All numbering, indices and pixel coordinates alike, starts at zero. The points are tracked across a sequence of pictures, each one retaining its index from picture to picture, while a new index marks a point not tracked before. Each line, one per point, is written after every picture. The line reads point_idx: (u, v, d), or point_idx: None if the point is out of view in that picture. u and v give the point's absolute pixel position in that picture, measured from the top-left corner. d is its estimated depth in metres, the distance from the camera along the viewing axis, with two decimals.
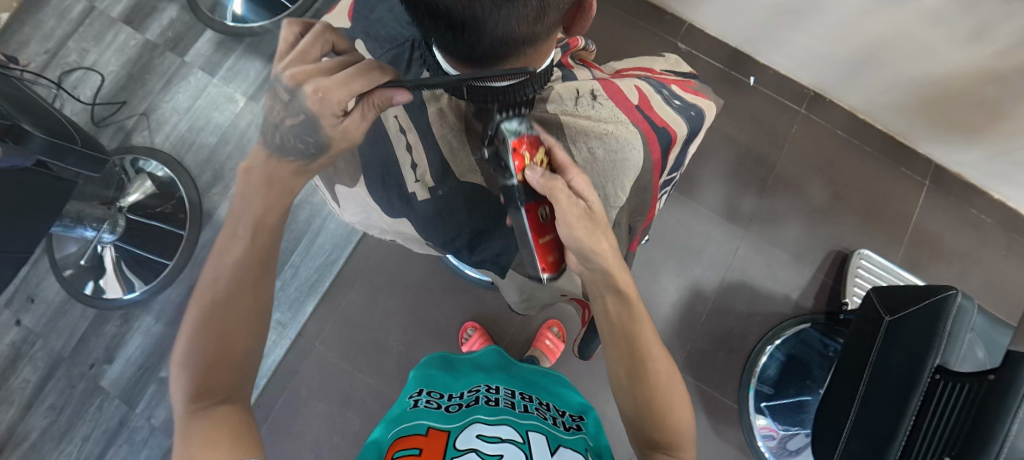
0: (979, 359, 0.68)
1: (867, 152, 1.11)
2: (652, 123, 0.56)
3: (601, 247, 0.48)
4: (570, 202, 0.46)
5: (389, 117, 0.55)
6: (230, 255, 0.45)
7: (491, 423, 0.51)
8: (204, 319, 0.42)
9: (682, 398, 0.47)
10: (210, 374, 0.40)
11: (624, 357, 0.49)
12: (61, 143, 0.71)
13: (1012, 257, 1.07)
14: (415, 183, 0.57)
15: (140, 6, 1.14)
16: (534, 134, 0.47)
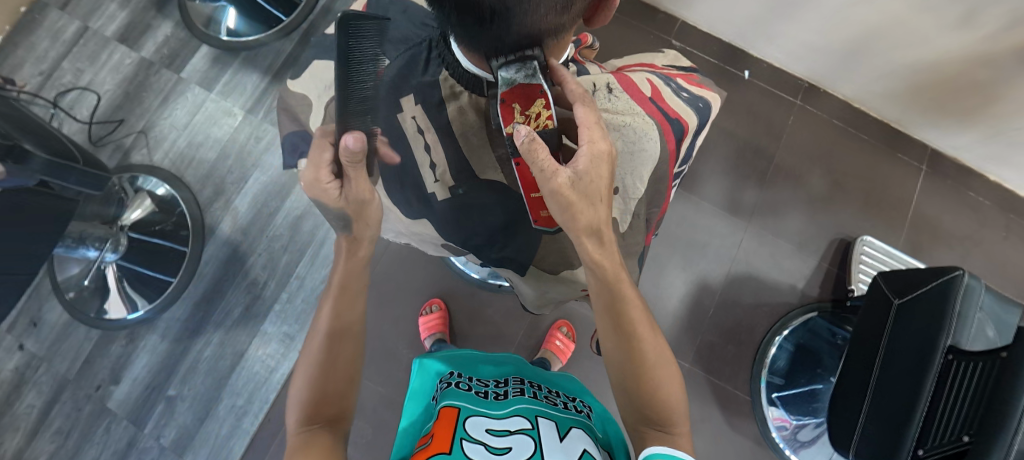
0: (988, 338, 0.69)
1: (863, 140, 1.12)
2: (665, 115, 0.57)
3: (578, 225, 0.47)
4: (548, 166, 0.44)
5: (406, 117, 0.54)
6: (334, 301, 0.51)
7: (501, 416, 0.49)
8: (319, 357, 0.47)
9: (672, 377, 0.49)
10: (322, 403, 0.45)
11: (615, 346, 0.50)
12: (62, 163, 0.70)
13: (1012, 238, 1.08)
14: (434, 184, 0.57)
15: (134, 25, 1.14)
16: (539, 85, 0.41)
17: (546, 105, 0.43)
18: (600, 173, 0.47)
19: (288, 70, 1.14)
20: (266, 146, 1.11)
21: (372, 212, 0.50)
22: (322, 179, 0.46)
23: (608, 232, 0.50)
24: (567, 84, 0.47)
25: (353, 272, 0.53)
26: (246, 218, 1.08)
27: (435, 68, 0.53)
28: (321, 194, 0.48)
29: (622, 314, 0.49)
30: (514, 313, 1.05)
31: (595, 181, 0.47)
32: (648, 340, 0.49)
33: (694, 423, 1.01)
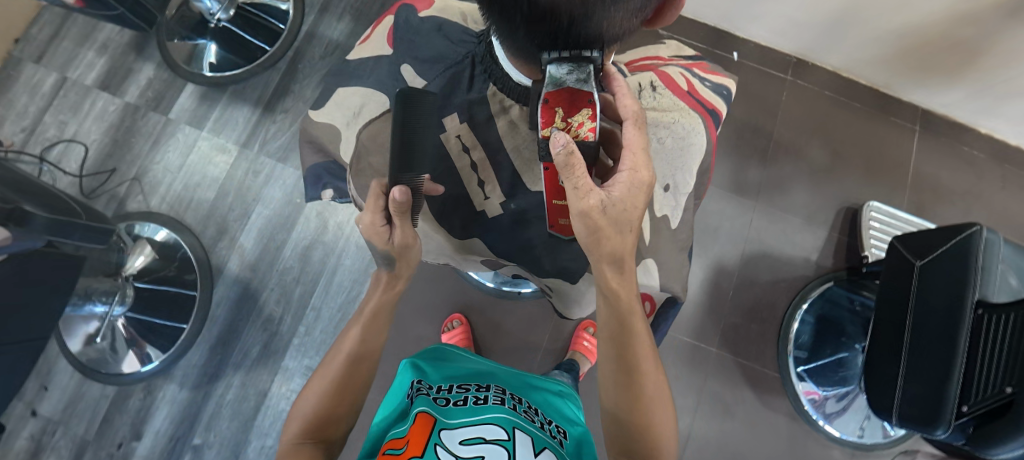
0: (1013, 287, 0.71)
1: (857, 108, 1.14)
2: (703, 108, 0.56)
3: (601, 251, 0.45)
4: (583, 185, 0.41)
5: (450, 137, 0.49)
6: (359, 327, 0.54)
7: (477, 422, 0.50)
8: (336, 375, 0.51)
9: (666, 417, 0.51)
10: (324, 418, 0.49)
11: (617, 380, 0.50)
12: (67, 219, 0.67)
13: (1009, 188, 1.11)
14: (483, 202, 0.52)
15: (115, 70, 1.12)
16: (590, 93, 0.39)
17: (591, 116, 0.40)
18: (634, 202, 0.45)
19: (278, 100, 1.13)
20: (265, 179, 1.09)
21: (414, 256, 0.49)
22: (375, 225, 0.45)
23: (630, 262, 0.47)
24: (620, 99, 0.46)
25: (385, 307, 0.55)
26: (253, 254, 1.06)
27: (481, 84, 0.49)
28: (371, 236, 0.46)
29: (626, 349, 0.49)
30: (537, 319, 1.05)
31: (629, 209, 0.45)
32: (649, 379, 0.50)
33: (728, 406, 1.01)
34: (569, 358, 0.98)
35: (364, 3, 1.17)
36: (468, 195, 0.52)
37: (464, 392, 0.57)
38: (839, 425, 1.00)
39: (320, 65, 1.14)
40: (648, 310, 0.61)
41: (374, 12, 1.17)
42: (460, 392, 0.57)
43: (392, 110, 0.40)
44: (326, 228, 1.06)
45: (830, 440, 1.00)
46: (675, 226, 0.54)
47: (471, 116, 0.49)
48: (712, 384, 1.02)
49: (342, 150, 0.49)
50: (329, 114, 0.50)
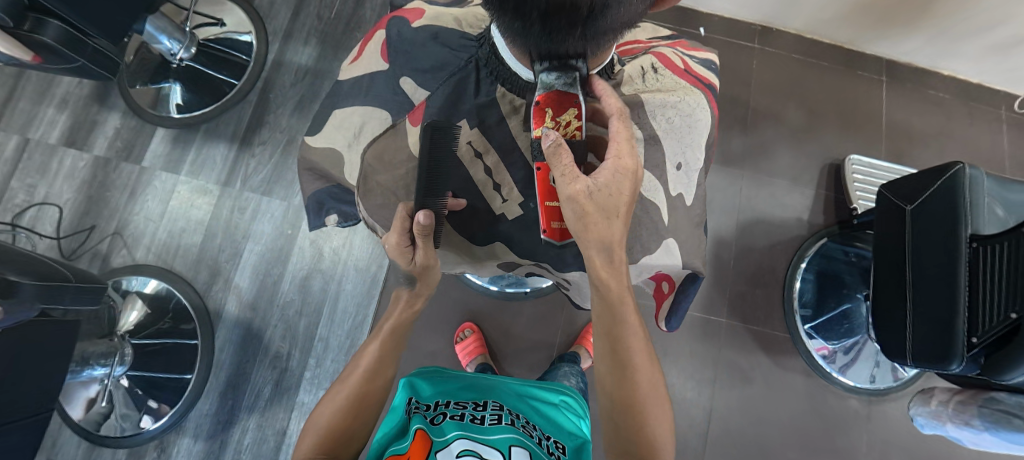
0: (999, 217, 0.74)
1: (825, 66, 1.17)
2: (702, 83, 0.57)
3: (588, 237, 0.44)
4: (569, 172, 0.41)
5: (462, 144, 0.47)
6: (378, 345, 0.54)
7: (476, 441, 0.53)
8: (352, 391, 0.51)
9: (660, 412, 0.51)
10: (338, 435, 0.49)
11: (612, 373, 0.51)
12: (57, 284, 0.64)
13: (976, 123, 1.15)
14: (502, 206, 0.49)
15: (79, 125, 1.08)
16: (574, 95, 0.39)
17: (577, 115, 0.40)
18: (620, 187, 0.44)
19: (254, 132, 1.10)
20: (252, 215, 1.06)
21: (434, 276, 0.51)
22: (401, 246, 0.46)
23: (620, 252, 0.47)
24: (605, 99, 0.44)
25: (404, 326, 0.55)
26: (251, 293, 1.03)
27: (488, 86, 0.45)
28: (396, 256, 0.48)
29: (620, 340, 0.50)
30: (547, 316, 1.05)
31: (615, 193, 0.44)
32: (643, 373, 0.51)
33: (745, 373, 1.03)
34: (573, 351, 0.99)
35: (328, 25, 1.16)
36: (486, 200, 0.49)
37: (460, 408, 0.60)
38: (853, 376, 1.02)
39: (292, 92, 1.12)
40: (667, 290, 0.61)
41: (339, 32, 1.16)
42: (457, 408, 0.59)
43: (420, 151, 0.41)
44: (322, 256, 1.05)
45: (846, 390, 1.02)
46: (689, 203, 0.55)
47: (482, 120, 0.46)
48: (727, 354, 1.04)
49: (348, 175, 0.48)
50: (329, 139, 0.48)
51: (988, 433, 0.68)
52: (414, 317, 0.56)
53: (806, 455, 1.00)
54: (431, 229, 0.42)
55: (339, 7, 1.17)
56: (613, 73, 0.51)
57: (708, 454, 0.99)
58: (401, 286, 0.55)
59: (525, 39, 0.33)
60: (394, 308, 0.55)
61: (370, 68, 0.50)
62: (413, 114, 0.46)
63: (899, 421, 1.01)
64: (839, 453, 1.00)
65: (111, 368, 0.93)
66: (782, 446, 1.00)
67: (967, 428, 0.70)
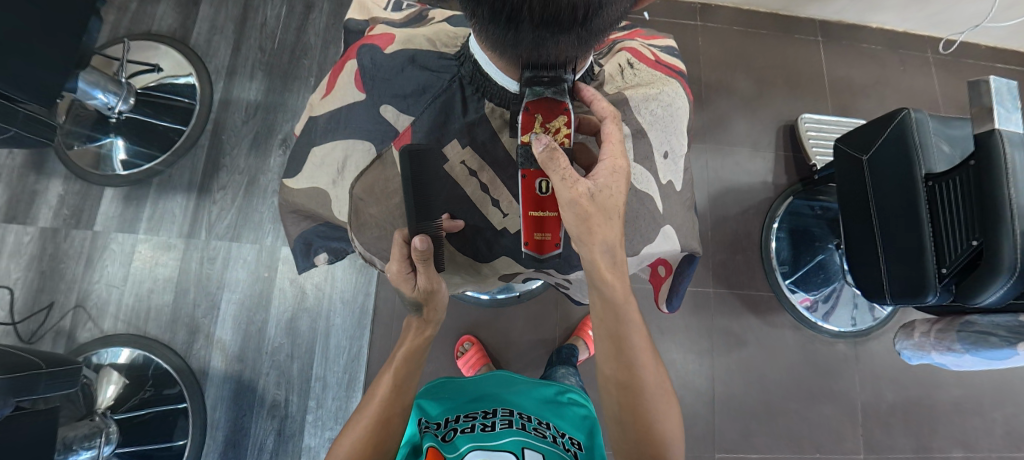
0: (946, 153, 0.79)
1: (764, 34, 1.22)
2: (672, 72, 0.59)
3: (593, 240, 0.45)
4: (570, 176, 0.40)
5: (455, 165, 0.46)
6: (391, 375, 0.52)
7: (491, 449, 0.54)
8: (371, 421, 0.50)
9: (667, 410, 0.52)
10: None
11: (618, 374, 0.52)
12: (24, 374, 0.60)
13: (908, 69, 1.24)
14: (502, 220, 0.49)
15: (17, 197, 1.00)
16: (563, 103, 0.38)
17: (568, 122, 0.39)
18: (617, 185, 0.45)
19: (213, 177, 1.05)
20: (223, 264, 1.02)
21: (440, 299, 0.50)
22: (402, 272, 0.46)
23: (621, 253, 0.48)
24: (596, 103, 0.44)
25: (418, 353, 0.54)
26: (235, 344, 0.99)
27: (474, 103, 0.45)
28: (398, 283, 0.47)
29: (624, 340, 0.51)
30: (542, 315, 1.05)
31: (617, 194, 0.45)
32: (649, 372, 0.52)
33: (739, 337, 1.07)
34: (570, 344, 1.00)
35: (272, 56, 1.12)
36: (485, 217, 0.49)
37: (471, 419, 0.60)
38: (837, 321, 1.07)
39: (245, 130, 1.08)
40: (663, 274, 0.62)
41: (285, 62, 1.12)
42: (466, 420, 0.59)
43: (403, 184, 0.39)
44: (305, 294, 1.01)
45: (833, 337, 1.08)
46: (680, 188, 0.57)
47: (472, 138, 0.45)
48: (719, 321, 1.07)
49: (337, 211, 0.47)
50: (312, 178, 0.47)
51: (969, 354, 0.72)
52: (427, 343, 0.56)
53: (807, 404, 1.05)
54: (429, 252, 0.42)
55: (281, 37, 1.13)
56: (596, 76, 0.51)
57: (717, 421, 1.02)
58: (411, 315, 0.55)
59: (514, 48, 0.34)
60: (407, 335, 0.55)
61: (342, 99, 0.48)
62: (399, 140, 0.45)
63: (884, 356, 1.08)
64: (837, 396, 1.05)
65: (98, 449, 0.85)
66: (783, 399, 1.05)
67: (951, 352, 0.75)
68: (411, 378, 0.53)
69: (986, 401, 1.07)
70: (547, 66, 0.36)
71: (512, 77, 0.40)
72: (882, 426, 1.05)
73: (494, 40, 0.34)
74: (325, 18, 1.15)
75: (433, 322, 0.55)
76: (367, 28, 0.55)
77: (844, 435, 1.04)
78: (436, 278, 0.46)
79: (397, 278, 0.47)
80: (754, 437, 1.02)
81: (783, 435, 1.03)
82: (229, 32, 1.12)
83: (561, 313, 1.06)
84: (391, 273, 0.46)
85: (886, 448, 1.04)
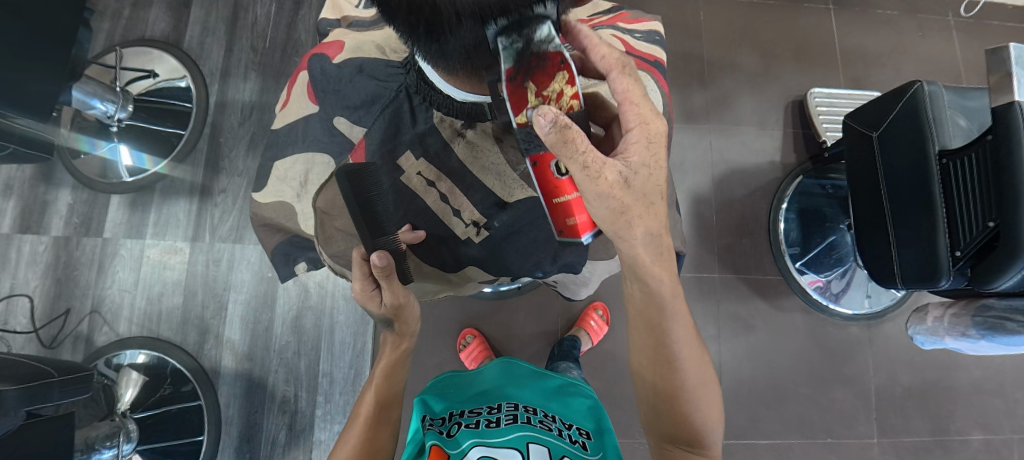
0: (963, 128, 0.75)
1: (770, 5, 1.16)
2: (647, 63, 0.57)
3: (633, 234, 0.43)
4: (592, 162, 0.37)
5: (412, 176, 0.46)
6: (374, 392, 0.53)
7: (492, 445, 0.52)
8: (361, 438, 0.51)
9: (707, 401, 0.52)
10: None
11: (654, 367, 0.51)
12: (38, 384, 0.62)
13: (927, 34, 1.16)
14: (465, 230, 0.49)
15: (29, 208, 1.03)
16: (558, 54, 0.33)
17: (569, 80, 0.35)
18: (653, 162, 0.42)
19: (212, 180, 1.06)
20: (228, 266, 1.03)
21: (409, 312, 0.50)
22: (367, 290, 0.45)
23: (667, 242, 0.46)
24: (593, 52, 0.41)
25: (400, 366, 0.55)
26: (245, 344, 1.01)
27: (424, 112, 0.44)
28: (365, 301, 0.47)
29: (664, 334, 0.50)
30: (543, 307, 1.05)
31: (652, 172, 0.42)
32: (691, 364, 0.51)
33: (746, 322, 1.04)
34: (571, 335, 0.99)
35: (264, 55, 1.11)
36: (449, 227, 0.49)
37: (475, 415, 0.58)
38: (848, 303, 1.04)
39: (242, 132, 1.09)
40: None
41: (277, 61, 1.11)
42: (471, 415, 0.58)
43: (348, 208, 0.39)
44: (308, 292, 1.03)
45: (844, 320, 1.05)
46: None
47: (425, 148, 0.45)
48: (726, 307, 1.05)
49: (304, 226, 0.48)
50: (277, 192, 0.48)
51: (984, 340, 0.70)
52: (405, 356, 0.56)
53: (818, 388, 1.02)
54: (391, 268, 0.41)
55: (272, 35, 1.12)
56: None
57: (726, 407, 1.01)
58: (385, 331, 0.54)
59: (449, 60, 0.32)
60: (385, 350, 0.55)
61: (301, 110, 0.49)
62: (355, 154, 0.46)
63: (899, 339, 1.04)
64: (849, 379, 1.03)
65: (118, 447, 0.88)
66: (794, 384, 1.02)
67: (966, 338, 0.72)
68: (396, 389, 0.55)
69: (1009, 381, 1.03)
70: (524, 32, 0.30)
71: (466, 90, 0.39)
72: (897, 409, 1.02)
73: (423, 50, 0.32)
74: (314, 14, 1.13)
75: (406, 335, 0.54)
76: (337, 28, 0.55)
77: (858, 419, 1.02)
78: (403, 290, 0.46)
79: (366, 297, 0.46)
80: (763, 422, 1.01)
81: (794, 420, 1.01)
82: (221, 33, 1.12)
83: (561, 302, 1.05)
84: (358, 290, 0.45)
85: (902, 432, 1.01)
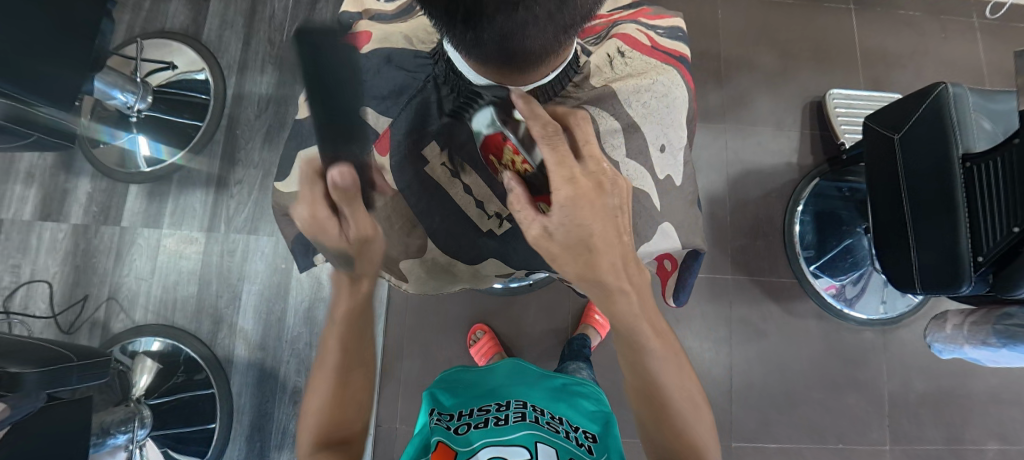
0: (989, 130, 0.73)
1: (790, 4, 1.15)
2: (671, 58, 0.58)
3: (586, 274, 0.43)
4: (527, 212, 0.40)
5: (436, 167, 0.52)
6: (337, 338, 0.50)
7: (504, 445, 0.52)
8: (330, 392, 0.48)
9: (698, 415, 0.49)
10: (328, 439, 0.47)
11: (636, 378, 0.49)
12: (60, 367, 0.63)
13: (950, 36, 1.14)
14: (487, 222, 0.54)
15: (50, 196, 1.04)
16: (500, 133, 0.44)
17: (513, 150, 0.43)
18: (589, 214, 0.40)
19: (229, 172, 1.08)
20: (243, 257, 1.05)
21: (375, 250, 0.49)
22: (319, 216, 0.44)
23: (623, 277, 0.44)
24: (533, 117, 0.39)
25: (361, 310, 0.51)
26: (257, 334, 1.02)
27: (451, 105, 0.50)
28: (316, 231, 0.45)
29: (643, 351, 0.48)
30: (553, 304, 1.05)
31: (590, 223, 0.40)
32: (673, 377, 0.49)
33: (758, 325, 1.03)
34: (580, 333, 0.99)
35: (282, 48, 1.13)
36: (471, 218, 0.54)
37: (484, 413, 0.58)
38: (864, 308, 1.03)
39: (258, 124, 1.10)
40: (670, 267, 0.61)
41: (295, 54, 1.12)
42: (480, 413, 0.58)
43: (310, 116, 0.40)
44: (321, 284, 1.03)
45: (859, 324, 1.03)
46: (679, 183, 0.56)
47: None
48: (738, 310, 1.04)
49: None
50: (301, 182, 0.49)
51: (1006, 349, 0.69)
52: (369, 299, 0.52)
53: (830, 393, 1.01)
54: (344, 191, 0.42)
55: (290, 29, 1.13)
56: (581, 69, 0.52)
57: (735, 410, 1.00)
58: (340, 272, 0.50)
59: (478, 50, 0.32)
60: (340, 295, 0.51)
61: None
62: (381, 143, 0.51)
63: (915, 346, 1.03)
64: (863, 385, 1.02)
65: (134, 432, 0.89)
66: (806, 389, 1.01)
67: (985, 347, 0.72)
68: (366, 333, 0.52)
69: None
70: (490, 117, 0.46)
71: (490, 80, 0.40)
72: (911, 416, 1.00)
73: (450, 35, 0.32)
74: (331, 8, 1.14)
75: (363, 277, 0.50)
76: (360, 22, 0.56)
77: (870, 426, 1.00)
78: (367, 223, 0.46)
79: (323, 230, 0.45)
80: (773, 426, 1.00)
81: (804, 424, 1.00)
82: (239, 26, 1.13)
83: (572, 300, 1.05)
84: (313, 220, 0.44)
85: (915, 440, 1.00)
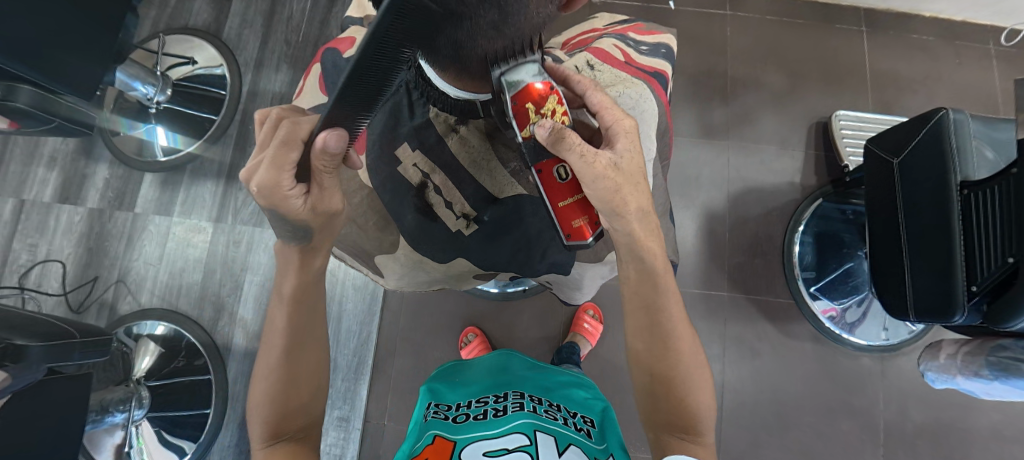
0: (990, 159, 0.72)
1: (801, 24, 1.15)
2: (646, 74, 0.59)
3: (627, 209, 0.48)
4: (586, 151, 0.44)
5: (409, 168, 0.54)
6: (285, 309, 0.48)
7: (501, 433, 0.49)
8: (279, 363, 0.47)
9: (702, 383, 0.51)
10: (280, 435, 0.46)
11: (647, 342, 0.51)
12: (62, 343, 0.66)
13: (965, 62, 1.13)
14: (457, 222, 0.56)
15: (69, 180, 1.09)
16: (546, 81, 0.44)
17: (557, 101, 0.46)
18: (632, 144, 0.48)
19: (240, 165, 1.11)
20: (247, 248, 1.08)
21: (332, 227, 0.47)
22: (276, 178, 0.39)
23: (652, 214, 0.51)
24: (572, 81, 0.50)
25: (309, 285, 0.49)
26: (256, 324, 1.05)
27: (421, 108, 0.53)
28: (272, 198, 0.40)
29: (658, 311, 0.51)
30: (546, 311, 1.06)
31: (634, 156, 0.48)
32: (684, 340, 0.51)
33: (752, 344, 1.02)
34: (569, 340, 0.99)
35: (297, 49, 1.17)
36: (442, 220, 0.55)
37: (482, 405, 0.56)
38: (863, 334, 1.01)
39: None
40: None
41: (309, 55, 1.16)
42: (479, 406, 0.56)
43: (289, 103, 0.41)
44: None
45: (858, 350, 1.01)
46: None
47: None
48: (732, 327, 1.03)
49: None
50: None
51: (998, 381, 0.68)
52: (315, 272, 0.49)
53: (823, 417, 1.00)
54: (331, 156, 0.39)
55: (306, 30, 1.17)
56: None
57: (724, 428, 0.99)
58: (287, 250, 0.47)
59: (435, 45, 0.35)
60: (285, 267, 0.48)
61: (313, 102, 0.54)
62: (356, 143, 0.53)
63: (914, 375, 1.00)
64: (858, 412, 1.00)
65: (130, 412, 0.93)
66: (799, 412, 1.00)
67: (979, 378, 0.70)
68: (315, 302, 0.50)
69: None
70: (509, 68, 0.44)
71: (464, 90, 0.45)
72: (907, 447, 0.98)
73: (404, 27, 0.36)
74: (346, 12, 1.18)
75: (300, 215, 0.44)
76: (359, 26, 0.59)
77: (864, 454, 0.98)
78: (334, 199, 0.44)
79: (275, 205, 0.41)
80: (763, 448, 0.98)
81: (796, 448, 0.99)
82: (258, 26, 1.17)
83: (565, 308, 1.05)
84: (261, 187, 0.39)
85: None
